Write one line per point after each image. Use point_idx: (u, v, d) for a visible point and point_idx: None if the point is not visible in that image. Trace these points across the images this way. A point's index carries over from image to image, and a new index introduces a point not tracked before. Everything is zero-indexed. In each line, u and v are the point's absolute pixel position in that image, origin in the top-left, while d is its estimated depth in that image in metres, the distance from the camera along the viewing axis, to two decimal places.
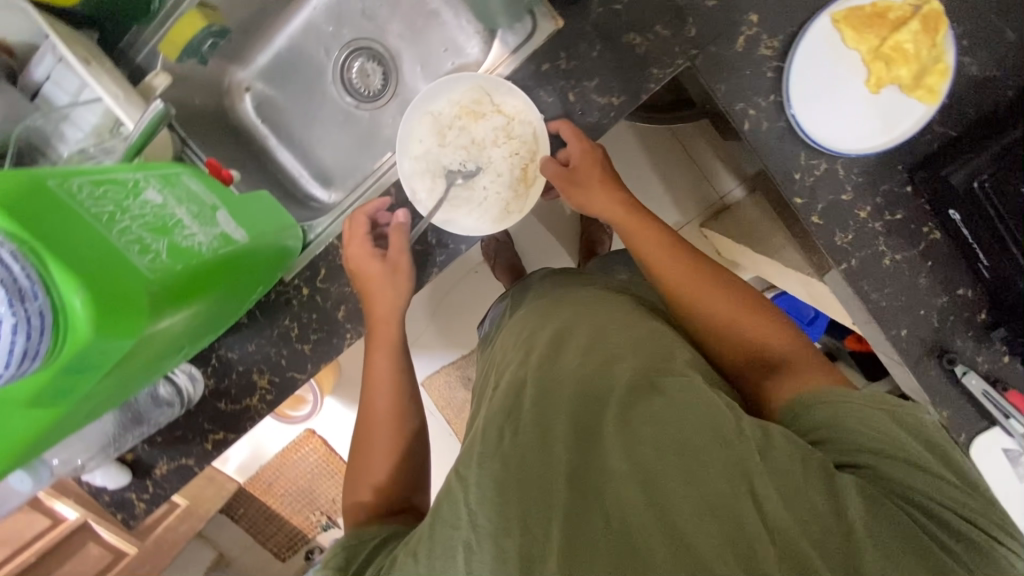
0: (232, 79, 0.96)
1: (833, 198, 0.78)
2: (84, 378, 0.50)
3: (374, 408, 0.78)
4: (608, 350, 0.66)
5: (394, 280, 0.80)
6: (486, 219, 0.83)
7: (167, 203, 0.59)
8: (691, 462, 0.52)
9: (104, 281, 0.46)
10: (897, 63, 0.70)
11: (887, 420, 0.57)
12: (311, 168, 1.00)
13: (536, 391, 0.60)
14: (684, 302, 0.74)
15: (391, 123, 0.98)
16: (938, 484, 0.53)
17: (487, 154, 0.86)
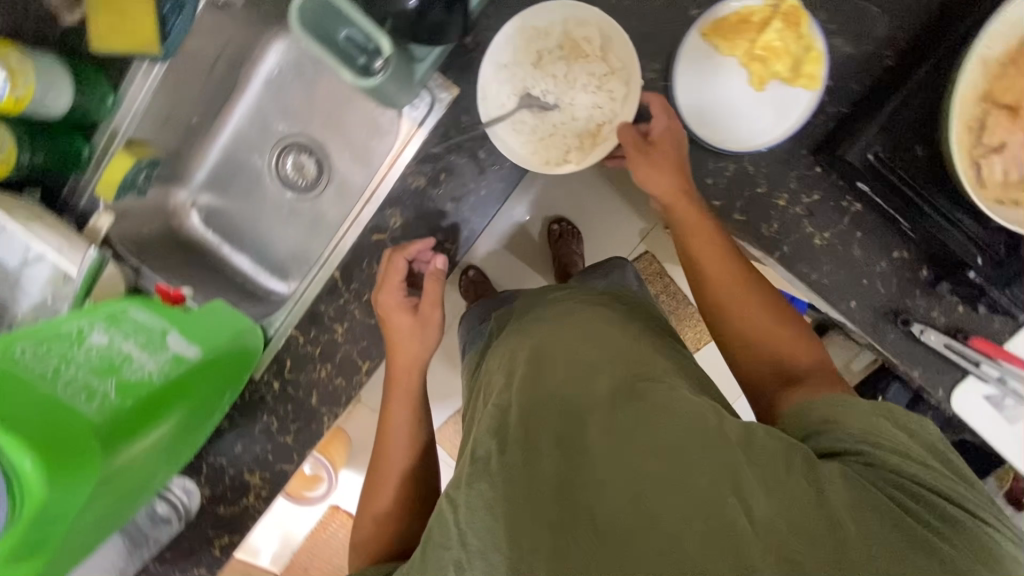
0: (176, 200, 1.01)
1: (750, 193, 0.80)
2: (52, 531, 0.52)
3: (392, 453, 0.78)
4: (590, 359, 0.62)
5: (422, 333, 0.81)
6: (535, 159, 0.82)
7: (114, 340, 0.63)
8: (674, 463, 0.49)
9: (47, 434, 0.51)
10: (771, 60, 0.73)
11: (886, 418, 0.52)
12: (267, 265, 1.04)
13: (521, 411, 0.58)
14: (724, 283, 0.68)
15: (332, 208, 1.03)
16: (939, 477, 0.48)
17: (572, 94, 0.83)
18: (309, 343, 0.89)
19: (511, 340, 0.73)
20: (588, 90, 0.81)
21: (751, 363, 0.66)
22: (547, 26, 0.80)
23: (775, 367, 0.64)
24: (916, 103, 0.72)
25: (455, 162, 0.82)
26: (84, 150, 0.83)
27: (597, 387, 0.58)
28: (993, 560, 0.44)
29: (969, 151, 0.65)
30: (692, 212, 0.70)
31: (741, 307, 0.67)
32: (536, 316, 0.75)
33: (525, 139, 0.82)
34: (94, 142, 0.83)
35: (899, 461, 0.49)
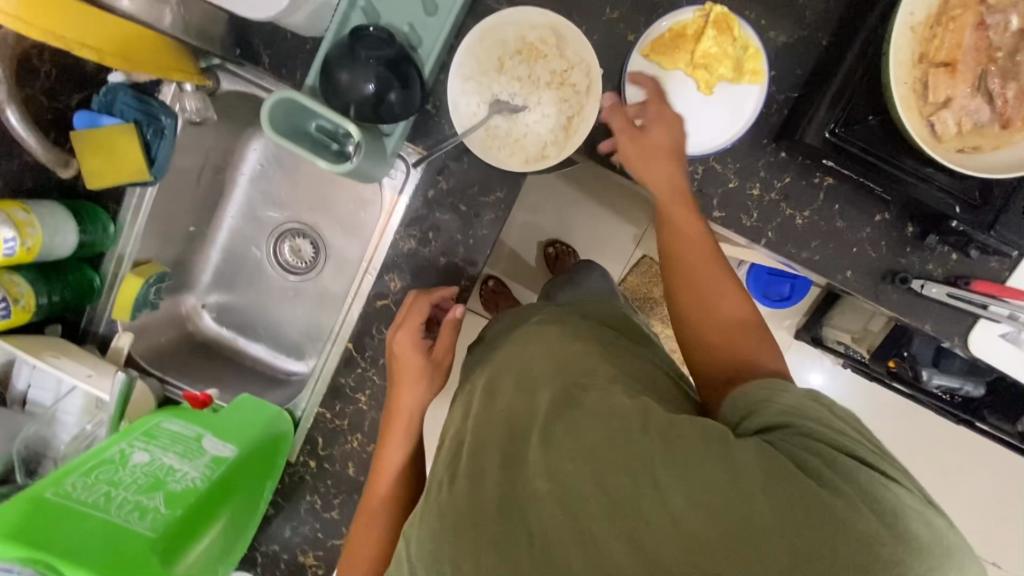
0: (187, 306, 1.06)
1: (724, 189, 0.83)
2: None
3: (377, 490, 0.78)
4: (539, 380, 0.64)
5: (432, 377, 0.82)
6: (514, 160, 0.78)
7: (154, 456, 0.67)
8: (601, 466, 0.51)
9: (110, 562, 0.53)
10: (714, 65, 0.77)
11: (807, 399, 0.53)
12: (283, 348, 1.08)
13: (473, 439, 0.61)
14: (680, 275, 0.69)
15: (332, 282, 1.08)
16: (851, 444, 0.49)
17: (536, 92, 0.77)
18: (337, 417, 0.92)
19: (480, 374, 0.76)
20: (553, 90, 0.77)
21: (699, 361, 0.66)
22: (506, 32, 0.76)
23: (726, 364, 0.64)
24: (864, 72, 0.73)
25: (441, 219, 0.86)
26: (96, 279, 0.87)
27: (541, 402, 0.61)
28: (897, 523, 0.44)
29: (919, 110, 0.68)
30: (678, 202, 0.72)
31: (692, 305, 0.68)
32: (498, 350, 0.78)
33: (500, 148, 0.78)
34: (104, 270, 0.88)
35: (812, 433, 0.50)
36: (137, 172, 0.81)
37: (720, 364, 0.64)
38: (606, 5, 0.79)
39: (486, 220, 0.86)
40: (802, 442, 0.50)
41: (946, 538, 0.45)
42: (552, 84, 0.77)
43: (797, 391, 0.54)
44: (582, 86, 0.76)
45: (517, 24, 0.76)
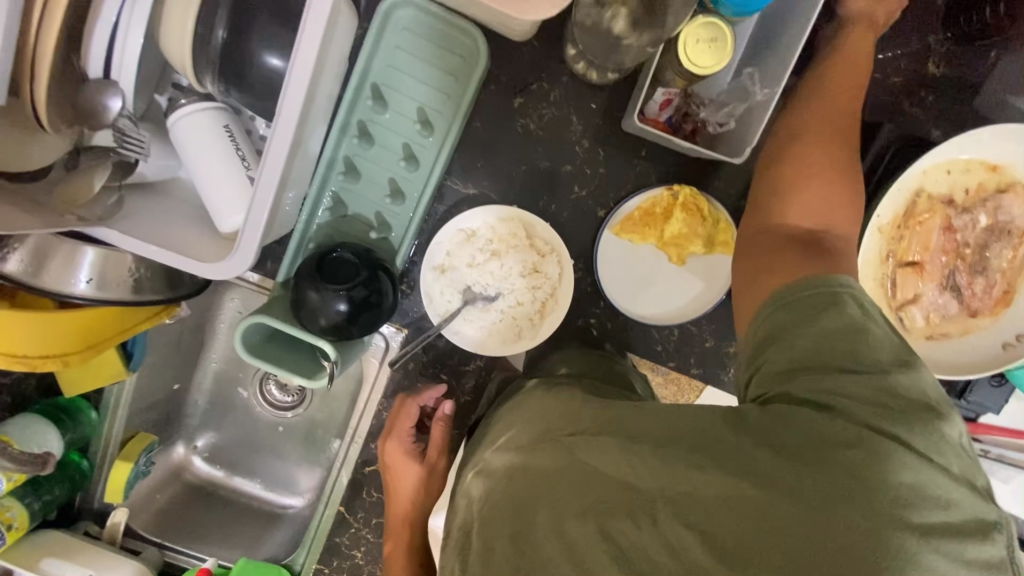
0: (178, 453, 1.07)
1: (700, 349, 0.84)
2: None
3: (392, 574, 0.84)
4: (525, 432, 0.57)
5: (428, 482, 0.85)
6: (492, 344, 0.78)
7: None
8: (599, 501, 0.47)
9: None
10: (685, 242, 0.77)
11: (814, 355, 0.49)
12: (276, 483, 1.09)
13: (474, 516, 0.53)
14: (803, 129, 0.66)
15: (321, 415, 1.09)
16: (855, 392, 0.47)
17: (509, 277, 0.77)
18: (334, 571, 0.94)
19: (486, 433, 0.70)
20: (525, 278, 0.77)
21: (774, 224, 0.63)
22: (473, 226, 0.76)
23: (806, 228, 0.61)
24: None
25: (424, 386, 0.87)
26: (85, 464, 0.88)
27: (542, 435, 0.54)
28: (897, 493, 0.43)
29: (887, 304, 0.68)
30: (843, 66, 0.68)
31: (801, 164, 0.64)
32: (508, 407, 0.69)
33: (476, 337, 0.78)
34: (92, 453, 0.89)
35: (814, 391, 0.48)
36: (115, 373, 0.81)
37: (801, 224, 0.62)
38: (573, 184, 0.78)
39: (469, 386, 0.87)
40: (794, 410, 0.48)
41: (951, 493, 0.43)
42: (524, 274, 0.77)
43: (805, 348, 0.50)
44: (555, 272, 0.76)
45: (482, 221, 0.76)
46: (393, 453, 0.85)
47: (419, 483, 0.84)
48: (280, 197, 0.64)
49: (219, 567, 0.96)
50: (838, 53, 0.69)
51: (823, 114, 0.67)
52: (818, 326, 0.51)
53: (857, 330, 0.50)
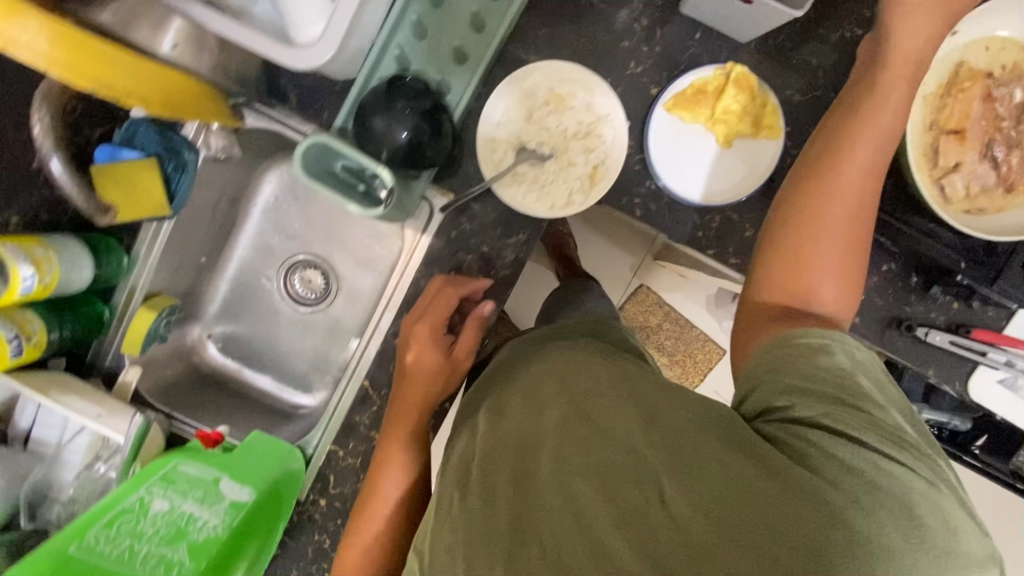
0: (194, 336, 1.04)
1: (740, 237, 0.84)
2: None
3: (380, 487, 0.79)
4: (541, 397, 0.62)
5: (444, 379, 0.81)
6: (540, 205, 0.79)
7: (174, 503, 0.68)
8: (605, 473, 0.52)
9: None
10: (734, 120, 0.80)
11: (817, 381, 0.55)
12: (291, 380, 1.06)
13: (482, 460, 0.60)
14: (827, 200, 0.63)
15: (345, 313, 1.06)
16: (850, 425, 0.51)
17: (563, 140, 0.79)
18: (350, 455, 0.91)
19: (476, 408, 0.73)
20: (582, 138, 0.79)
21: (767, 290, 0.65)
22: (533, 86, 0.79)
23: (797, 295, 0.63)
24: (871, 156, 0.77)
25: (465, 259, 0.86)
26: (105, 312, 0.86)
27: (562, 405, 0.59)
28: (899, 507, 0.46)
29: (930, 172, 0.71)
30: (871, 112, 0.64)
31: (805, 222, 0.64)
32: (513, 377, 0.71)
33: (528, 193, 0.79)
34: (115, 302, 0.86)
35: (816, 413, 0.53)
36: (157, 206, 0.80)
37: (796, 297, 0.63)
38: (630, 60, 0.82)
39: (507, 262, 0.86)
40: (795, 428, 0.53)
41: (955, 522, 0.46)
42: (580, 133, 0.79)
43: (807, 373, 0.55)
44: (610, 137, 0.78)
45: (544, 78, 0.79)
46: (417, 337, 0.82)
47: (434, 376, 0.81)
48: (360, 13, 0.66)
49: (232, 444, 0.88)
50: (878, 97, 0.64)
51: (848, 193, 0.63)
52: (821, 358, 0.56)
53: (854, 374, 0.55)
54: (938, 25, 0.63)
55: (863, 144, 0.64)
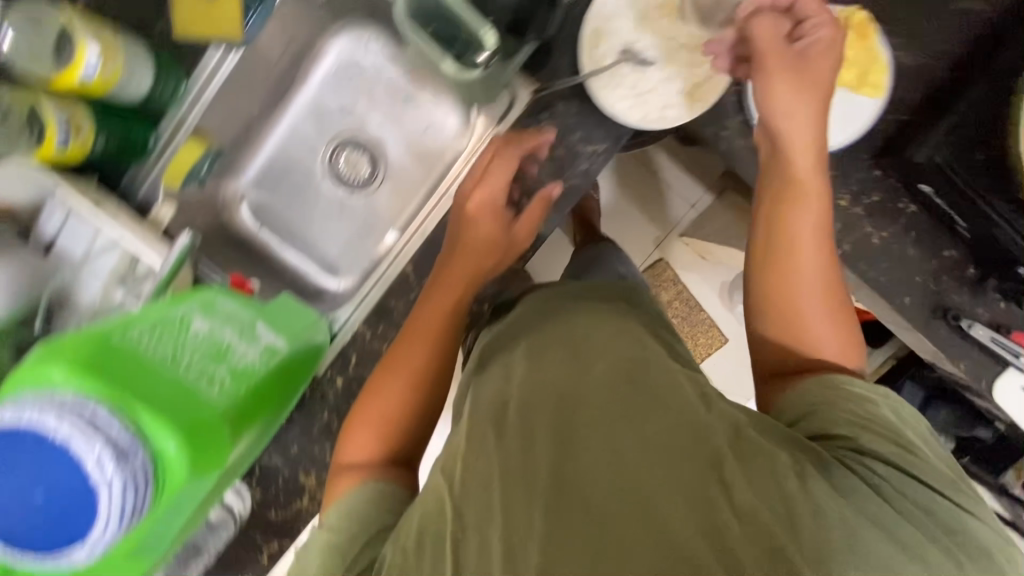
0: (227, 192, 0.99)
1: None
2: (165, 522, 0.48)
3: (413, 357, 0.70)
4: (589, 353, 0.65)
5: (489, 254, 0.76)
6: (632, 113, 0.77)
7: (215, 328, 0.60)
8: (667, 447, 0.51)
9: (185, 422, 0.47)
10: (842, 68, 0.79)
11: (881, 414, 0.53)
12: (319, 261, 1.02)
13: (520, 403, 0.60)
14: (787, 264, 0.62)
15: (387, 204, 1.02)
16: (906, 464, 0.49)
17: (670, 49, 0.76)
18: (378, 338, 0.89)
19: (497, 351, 0.73)
20: (690, 51, 0.76)
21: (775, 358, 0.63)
22: None
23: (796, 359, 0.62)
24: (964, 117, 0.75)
25: (534, 158, 0.82)
26: (149, 139, 0.82)
27: (603, 375, 0.61)
28: (969, 546, 0.44)
29: None
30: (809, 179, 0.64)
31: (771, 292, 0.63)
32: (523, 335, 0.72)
33: (622, 98, 0.76)
34: (160, 131, 0.83)
35: (888, 448, 0.50)
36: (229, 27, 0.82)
37: (795, 351, 0.62)
38: None
39: (579, 171, 0.82)
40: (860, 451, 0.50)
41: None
42: (689, 47, 0.76)
43: (867, 404, 0.54)
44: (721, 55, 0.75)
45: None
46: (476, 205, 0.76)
47: (489, 249, 0.75)
48: None
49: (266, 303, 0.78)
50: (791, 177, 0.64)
51: (814, 251, 0.62)
52: (876, 395, 0.55)
53: (913, 421, 0.54)
54: (817, 109, 0.65)
55: (784, 220, 0.63)
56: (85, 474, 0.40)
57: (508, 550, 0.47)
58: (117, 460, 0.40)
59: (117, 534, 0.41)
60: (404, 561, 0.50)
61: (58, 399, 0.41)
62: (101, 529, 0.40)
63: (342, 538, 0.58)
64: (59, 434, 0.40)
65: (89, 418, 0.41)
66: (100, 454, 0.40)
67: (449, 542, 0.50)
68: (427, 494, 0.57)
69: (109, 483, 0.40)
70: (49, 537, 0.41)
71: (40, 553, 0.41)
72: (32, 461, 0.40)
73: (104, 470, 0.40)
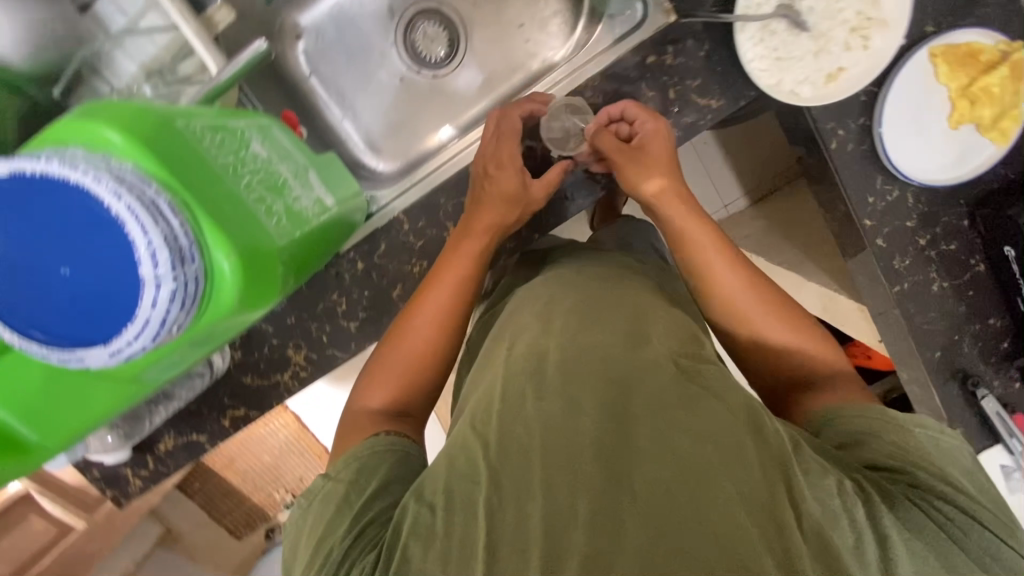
0: (289, 22, 0.89)
1: (899, 223, 0.80)
2: (192, 352, 0.42)
3: (428, 303, 0.66)
4: (618, 322, 0.52)
5: (511, 211, 0.71)
6: (763, 75, 0.70)
7: (271, 158, 0.52)
8: (725, 444, 0.41)
9: (246, 244, 0.40)
10: (981, 103, 0.74)
11: (925, 441, 0.46)
12: (362, 133, 0.93)
13: (560, 361, 0.47)
14: (724, 290, 0.61)
15: (454, 95, 0.93)
16: (968, 504, 0.42)
17: (829, 22, 0.69)
18: (414, 233, 0.81)
19: (522, 294, 0.63)
20: (848, 31, 0.69)
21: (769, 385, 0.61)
22: None
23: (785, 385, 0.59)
24: None
25: (644, 92, 0.74)
26: None
27: (659, 355, 0.48)
28: None
29: None
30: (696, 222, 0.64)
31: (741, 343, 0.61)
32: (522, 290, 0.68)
33: (759, 56, 0.70)
34: None
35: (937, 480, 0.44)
36: None
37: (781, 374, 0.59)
38: None
39: (680, 121, 0.75)
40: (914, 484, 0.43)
41: None
42: (849, 26, 0.69)
43: (914, 430, 0.46)
44: (881, 50, 0.69)
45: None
46: (498, 161, 0.72)
47: (511, 203, 0.71)
48: None
49: (307, 149, 0.65)
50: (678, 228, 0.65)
51: (738, 270, 0.61)
52: (914, 417, 0.47)
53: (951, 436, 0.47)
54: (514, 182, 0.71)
55: (706, 264, 0.62)
56: (134, 264, 0.33)
57: (548, 527, 0.37)
58: (173, 262, 0.33)
59: (145, 347, 0.35)
60: (433, 519, 0.41)
61: (115, 167, 0.34)
62: (136, 334, 0.34)
63: (345, 487, 0.48)
64: (114, 209, 0.32)
65: (148, 200, 0.33)
66: (156, 249, 0.33)
67: (480, 506, 0.40)
68: (451, 445, 0.47)
69: (157, 285, 0.33)
70: (75, 327, 0.35)
71: (55, 344, 0.35)
72: (78, 234, 0.33)
73: (156, 266, 0.33)
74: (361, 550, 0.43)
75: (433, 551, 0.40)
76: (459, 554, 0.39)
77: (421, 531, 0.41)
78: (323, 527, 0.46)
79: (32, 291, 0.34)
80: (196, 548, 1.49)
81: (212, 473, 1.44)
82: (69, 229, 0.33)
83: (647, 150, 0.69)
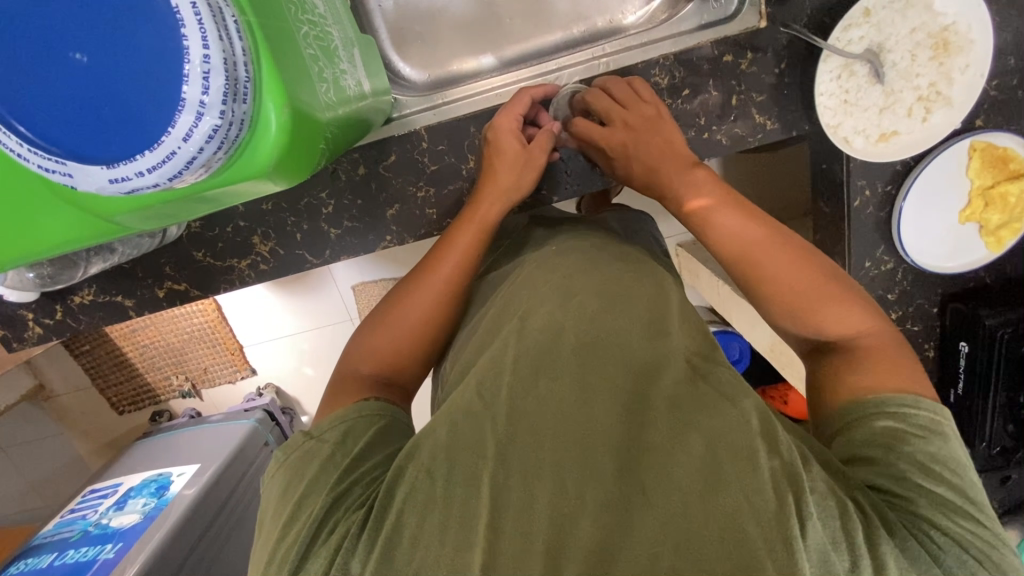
0: None
1: (881, 293, 0.84)
2: (210, 199, 0.37)
3: (433, 266, 0.64)
4: (631, 308, 0.48)
5: (523, 172, 0.68)
6: (828, 115, 0.70)
7: (327, 18, 0.45)
8: (736, 449, 0.36)
9: (300, 100, 0.35)
10: (993, 208, 0.78)
11: (938, 454, 0.42)
12: (398, 28, 0.84)
13: (580, 342, 0.44)
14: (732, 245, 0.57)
15: (506, 19, 0.84)
16: (971, 541, 0.38)
17: (903, 81, 0.69)
18: (429, 154, 0.74)
19: (541, 261, 0.60)
20: (915, 98, 0.70)
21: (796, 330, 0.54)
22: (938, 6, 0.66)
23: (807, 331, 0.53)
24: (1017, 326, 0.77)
25: (708, 90, 0.72)
26: None
27: (674, 350, 0.44)
28: None
29: None
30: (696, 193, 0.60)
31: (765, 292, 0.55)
32: (525, 258, 0.66)
33: (830, 94, 0.70)
34: None
35: (942, 502, 0.40)
36: None
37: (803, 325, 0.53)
38: (991, 78, 0.73)
39: (731, 130, 0.73)
40: (917, 503, 0.40)
41: None
42: (918, 93, 0.70)
43: (928, 438, 0.43)
44: (934, 126, 0.71)
45: (954, 9, 0.66)
46: (496, 127, 0.68)
47: (514, 165, 0.68)
48: None
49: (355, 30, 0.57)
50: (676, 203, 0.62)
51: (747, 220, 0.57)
52: (925, 420, 0.44)
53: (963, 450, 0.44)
54: (519, 151, 0.67)
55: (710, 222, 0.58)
56: (180, 80, 0.28)
57: (557, 510, 0.35)
58: (226, 93, 0.29)
59: (172, 182, 0.31)
60: (432, 487, 0.39)
61: None
62: (153, 167, 0.30)
63: (333, 447, 0.47)
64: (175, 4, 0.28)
65: (215, 6, 0.29)
66: (212, 70, 0.28)
67: (484, 484, 0.38)
68: (453, 411, 0.44)
69: (199, 116, 0.29)
70: (80, 135, 0.30)
71: (49, 150, 0.30)
72: (126, 28, 0.29)
73: (206, 92, 0.28)
74: (345, 509, 0.42)
75: (430, 520, 0.38)
76: (458, 528, 0.37)
77: (418, 497, 0.39)
78: (308, 483, 0.44)
79: (38, 75, 0.29)
80: (70, 411, 1.37)
81: (107, 342, 1.26)
82: (115, 19, 0.29)
83: (627, 110, 0.67)
